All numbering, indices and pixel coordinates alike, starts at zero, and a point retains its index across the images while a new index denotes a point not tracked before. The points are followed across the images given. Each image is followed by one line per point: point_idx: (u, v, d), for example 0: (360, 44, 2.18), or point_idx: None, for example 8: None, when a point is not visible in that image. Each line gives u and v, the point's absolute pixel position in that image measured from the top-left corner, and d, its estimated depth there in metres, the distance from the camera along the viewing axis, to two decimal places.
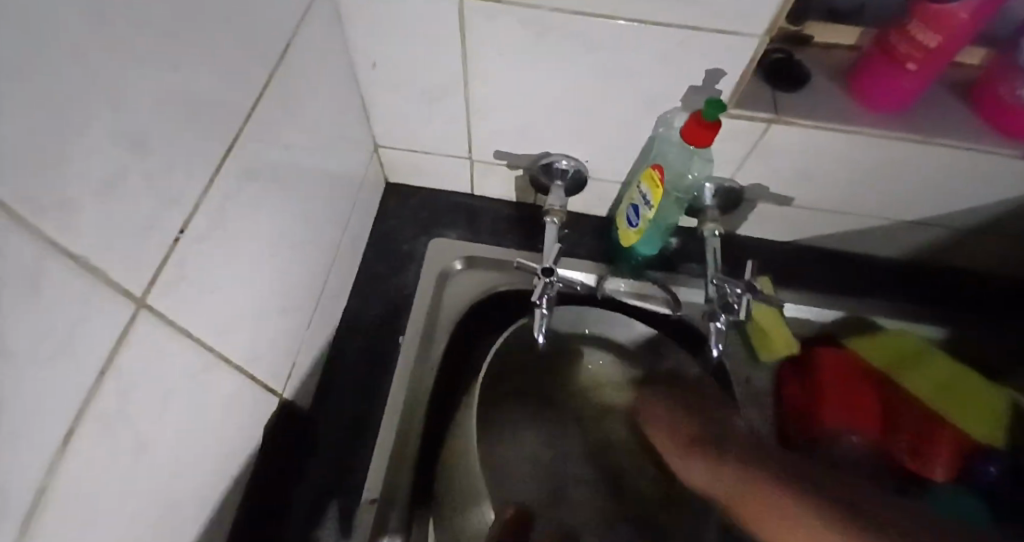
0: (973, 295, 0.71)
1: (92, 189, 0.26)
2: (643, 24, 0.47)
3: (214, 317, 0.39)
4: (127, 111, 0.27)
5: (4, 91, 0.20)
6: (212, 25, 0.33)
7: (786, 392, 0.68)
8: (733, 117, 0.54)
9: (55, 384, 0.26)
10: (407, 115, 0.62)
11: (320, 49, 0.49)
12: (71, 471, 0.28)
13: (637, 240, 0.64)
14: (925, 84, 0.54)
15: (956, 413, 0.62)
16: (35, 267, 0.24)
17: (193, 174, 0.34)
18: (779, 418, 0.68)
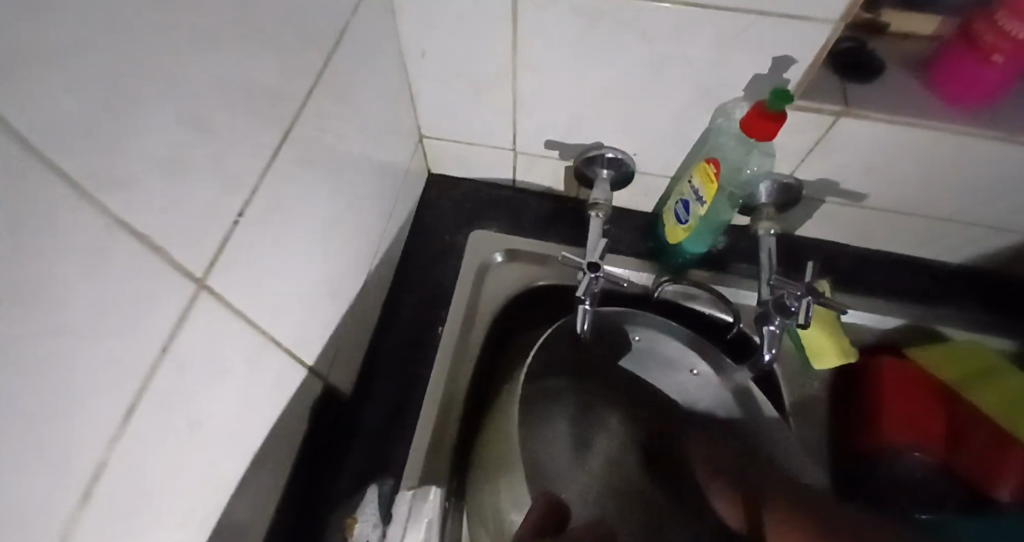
0: None
1: (157, 172, 0.27)
2: (704, 11, 0.45)
3: (265, 301, 0.40)
4: (192, 97, 0.28)
5: (76, 73, 0.21)
6: (271, 13, 0.34)
7: (844, 400, 0.64)
8: (799, 109, 0.51)
9: (118, 361, 0.27)
10: (454, 105, 0.62)
11: (372, 38, 0.49)
12: (130, 444, 0.29)
13: (685, 237, 0.62)
14: (1015, 77, 0.49)
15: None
16: (104, 246, 0.25)
17: (251, 161, 0.35)
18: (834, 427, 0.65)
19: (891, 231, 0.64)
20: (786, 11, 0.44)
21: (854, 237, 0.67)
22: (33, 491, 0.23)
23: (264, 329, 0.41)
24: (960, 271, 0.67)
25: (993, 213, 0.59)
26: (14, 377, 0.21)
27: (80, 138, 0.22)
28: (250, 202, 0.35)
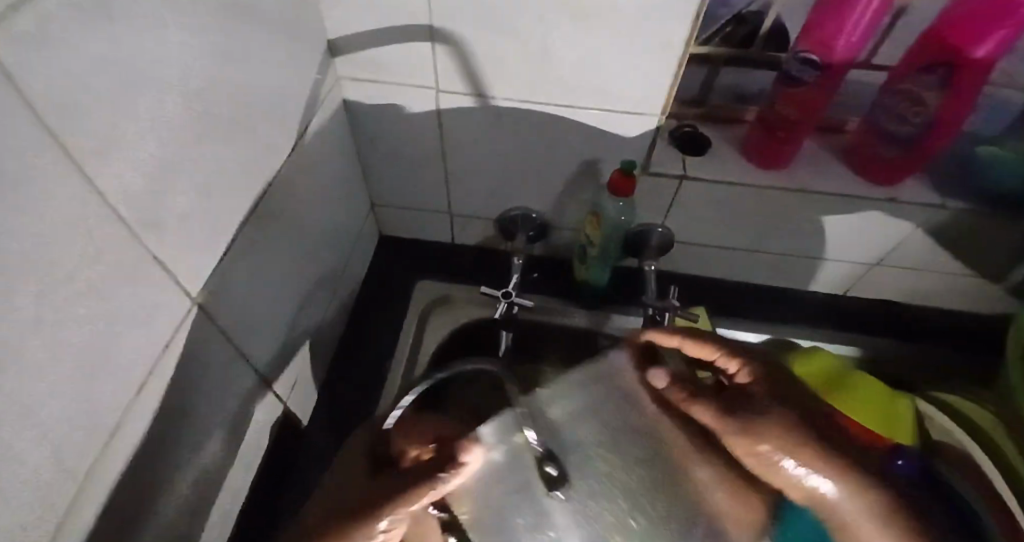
0: (884, 319, 0.84)
1: (174, 218, 0.41)
2: (568, 107, 0.64)
3: (240, 323, 0.53)
4: (199, 171, 0.43)
5: (125, 153, 0.35)
6: (253, 118, 0.50)
7: None
8: (651, 175, 0.70)
9: (138, 348, 0.39)
10: (397, 179, 0.79)
11: (328, 131, 0.65)
12: (140, 413, 0.41)
13: (587, 273, 0.79)
14: (799, 146, 0.69)
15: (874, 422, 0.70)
16: (139, 264, 0.38)
17: (234, 217, 0.49)
18: None
19: (748, 266, 0.84)
20: (621, 106, 0.63)
21: (726, 273, 0.86)
22: (77, 429, 0.35)
23: (238, 346, 0.53)
24: (809, 295, 0.86)
25: (813, 245, 0.78)
26: (85, 340, 0.34)
27: (128, 194, 0.36)
28: (230, 245, 0.49)
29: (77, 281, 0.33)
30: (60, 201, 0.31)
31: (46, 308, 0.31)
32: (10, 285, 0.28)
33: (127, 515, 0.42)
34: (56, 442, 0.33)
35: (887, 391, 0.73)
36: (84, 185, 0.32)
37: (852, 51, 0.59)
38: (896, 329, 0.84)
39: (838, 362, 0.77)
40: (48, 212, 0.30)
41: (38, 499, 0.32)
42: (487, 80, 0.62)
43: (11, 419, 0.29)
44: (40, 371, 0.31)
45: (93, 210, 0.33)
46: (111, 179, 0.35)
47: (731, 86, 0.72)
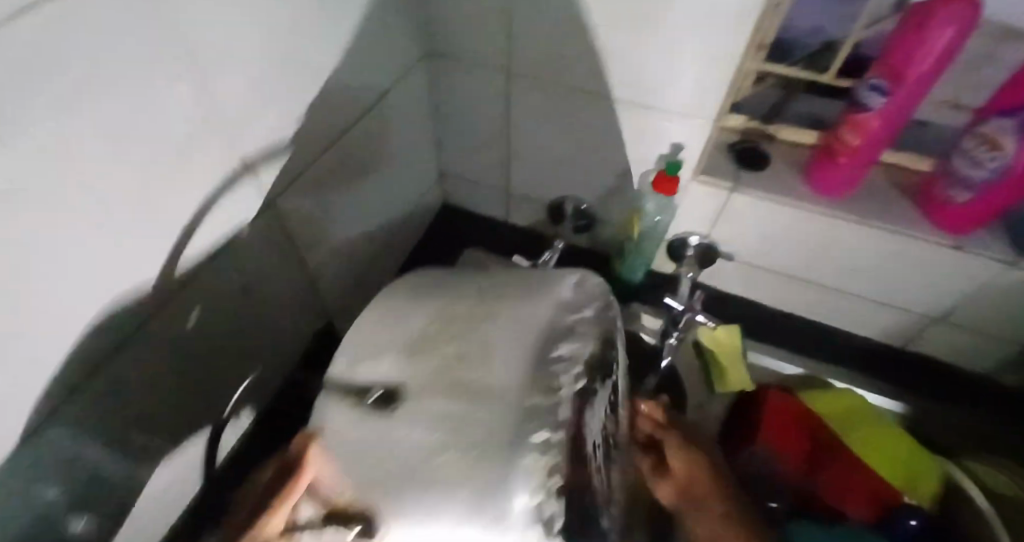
0: (931, 381, 0.80)
1: (267, 135, 0.50)
2: (626, 103, 0.67)
3: (300, 235, 0.63)
4: (294, 101, 0.52)
5: (243, 73, 0.44)
6: (346, 70, 0.59)
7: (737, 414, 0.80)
8: (699, 182, 0.71)
9: (209, 231, 0.49)
10: (466, 152, 0.87)
11: (408, 95, 0.74)
12: (200, 280, 0.51)
13: (623, 267, 0.85)
14: (862, 175, 0.66)
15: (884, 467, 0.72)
16: (230, 163, 0.47)
17: (313, 147, 0.58)
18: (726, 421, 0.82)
19: (794, 298, 0.83)
20: (679, 111, 0.65)
21: (767, 299, 0.85)
22: (144, 278, 0.44)
23: (295, 256, 0.64)
24: (853, 341, 0.84)
25: (860, 286, 0.76)
26: (171, 209, 0.43)
27: (238, 106, 0.45)
28: (307, 170, 0.59)
29: (181, 163, 0.42)
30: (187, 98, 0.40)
31: (145, 177, 0.39)
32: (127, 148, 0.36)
33: (169, 358, 0.51)
34: (128, 281, 0.42)
35: (908, 442, 0.73)
36: (197, 91, 0.40)
37: (924, 81, 0.57)
38: (946, 395, 0.79)
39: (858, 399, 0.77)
40: (167, 107, 0.38)
41: (104, 318, 0.42)
42: (555, 69, 0.67)
43: (104, 248, 0.39)
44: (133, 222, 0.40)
45: (206, 112, 0.42)
46: (222, 93, 0.43)
47: (805, 112, 0.73)
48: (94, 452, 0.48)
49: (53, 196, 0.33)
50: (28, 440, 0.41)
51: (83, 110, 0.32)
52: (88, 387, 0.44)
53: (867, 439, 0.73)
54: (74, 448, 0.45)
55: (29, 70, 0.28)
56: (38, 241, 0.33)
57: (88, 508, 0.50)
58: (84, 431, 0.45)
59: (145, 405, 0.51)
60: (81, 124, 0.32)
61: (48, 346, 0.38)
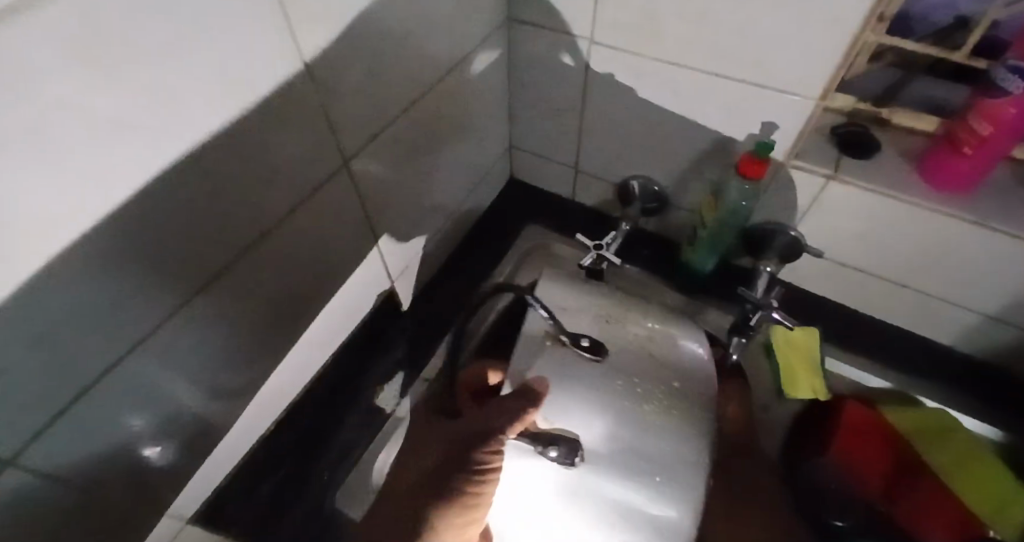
0: None
1: (343, 89, 0.50)
2: (716, 77, 0.62)
3: (374, 198, 0.63)
4: (372, 56, 0.51)
5: (322, 22, 0.43)
6: (426, 28, 0.57)
7: (807, 419, 0.79)
8: (792, 168, 0.65)
9: (284, 184, 0.49)
10: (538, 125, 0.84)
11: (485, 61, 0.72)
12: (276, 233, 0.51)
13: (693, 255, 0.81)
14: (987, 170, 0.58)
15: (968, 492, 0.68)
16: (306, 115, 0.47)
17: (389, 107, 0.58)
18: (795, 429, 0.80)
19: (884, 304, 0.75)
20: (777, 86, 0.59)
21: (855, 302, 0.78)
22: (221, 225, 0.45)
23: (367, 219, 0.64)
24: (957, 357, 0.74)
25: (969, 297, 0.67)
26: (245, 157, 0.43)
27: (316, 57, 0.45)
28: (381, 130, 0.58)
29: (255, 110, 0.42)
30: (263, 41, 0.39)
31: (235, 123, 0.41)
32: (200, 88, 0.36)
33: (247, 309, 0.53)
34: (205, 227, 0.43)
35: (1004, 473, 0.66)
36: (286, 39, 0.41)
37: None
38: None
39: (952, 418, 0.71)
40: (255, 56, 0.39)
41: (183, 263, 0.43)
42: (643, 38, 0.63)
43: (182, 190, 0.39)
44: (206, 168, 0.40)
45: (282, 60, 0.42)
46: (310, 44, 0.43)
47: (926, 95, 0.65)
48: (176, 389, 0.50)
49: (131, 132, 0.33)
50: (115, 370, 0.42)
51: (178, 52, 0.34)
52: (169, 330, 0.45)
53: (950, 466, 0.69)
54: (157, 383, 0.47)
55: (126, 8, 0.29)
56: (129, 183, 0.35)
57: (170, 442, 0.52)
58: (168, 367, 0.47)
59: (225, 352, 0.53)
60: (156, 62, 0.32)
61: (132, 285, 0.39)
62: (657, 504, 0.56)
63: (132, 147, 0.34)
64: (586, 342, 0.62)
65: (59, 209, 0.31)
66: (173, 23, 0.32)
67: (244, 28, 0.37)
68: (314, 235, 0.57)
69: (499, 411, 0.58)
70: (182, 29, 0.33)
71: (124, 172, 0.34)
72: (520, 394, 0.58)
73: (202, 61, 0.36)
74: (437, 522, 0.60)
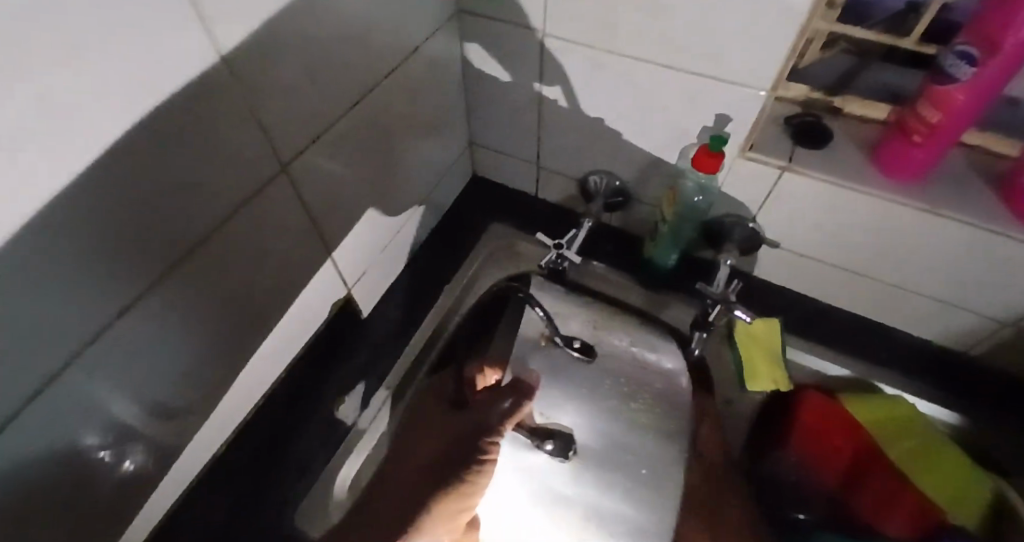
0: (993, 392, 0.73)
1: (277, 92, 0.48)
2: (670, 69, 0.61)
3: (322, 203, 0.61)
4: (309, 57, 0.49)
5: (248, 23, 0.41)
6: (368, 26, 0.55)
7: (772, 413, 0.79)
8: (747, 160, 0.65)
9: (219, 192, 0.47)
10: (497, 121, 0.82)
11: (437, 56, 0.70)
12: (214, 244, 0.49)
13: (655, 250, 0.80)
14: (939, 158, 0.58)
15: (923, 478, 0.69)
16: (237, 120, 0.45)
17: (332, 109, 0.56)
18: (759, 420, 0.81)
19: (843, 293, 0.76)
20: (730, 78, 0.58)
21: (815, 292, 0.78)
22: (151, 240, 0.43)
23: (317, 224, 0.62)
24: (913, 344, 0.76)
25: (925, 284, 0.68)
26: (171, 167, 0.41)
27: (243, 60, 0.43)
28: (326, 133, 0.56)
29: (177, 117, 0.40)
30: (180, 46, 0.37)
31: (156, 130, 0.38)
32: (109, 98, 0.34)
33: (189, 323, 0.51)
34: (131, 243, 0.41)
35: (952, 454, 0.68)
36: (207, 38, 0.39)
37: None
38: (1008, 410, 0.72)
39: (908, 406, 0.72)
40: (173, 59, 0.37)
41: (111, 282, 0.41)
42: (595, 30, 0.61)
43: (103, 206, 0.37)
44: (128, 182, 0.38)
45: (203, 64, 0.39)
46: (237, 43, 0.41)
47: (880, 83, 0.65)
48: (112, 411, 0.47)
49: (33, 149, 0.31)
50: (40, 396, 0.40)
51: (80, 57, 0.31)
52: (102, 351, 0.43)
53: (906, 454, 0.70)
54: (91, 406, 0.45)
55: (13, 10, 0.27)
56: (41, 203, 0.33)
57: (113, 465, 0.50)
58: (102, 390, 0.45)
59: (168, 369, 0.51)
60: (55, 72, 0.30)
61: (53, 307, 0.37)
62: (631, 512, 0.60)
63: (37, 163, 0.32)
64: (578, 343, 0.68)
65: None
66: (72, 25, 0.30)
67: (155, 28, 0.35)
68: (258, 243, 0.55)
69: (496, 405, 0.61)
70: (83, 33, 0.31)
71: (31, 190, 0.32)
72: (513, 393, 0.62)
73: (111, 66, 0.33)
74: (424, 525, 0.53)
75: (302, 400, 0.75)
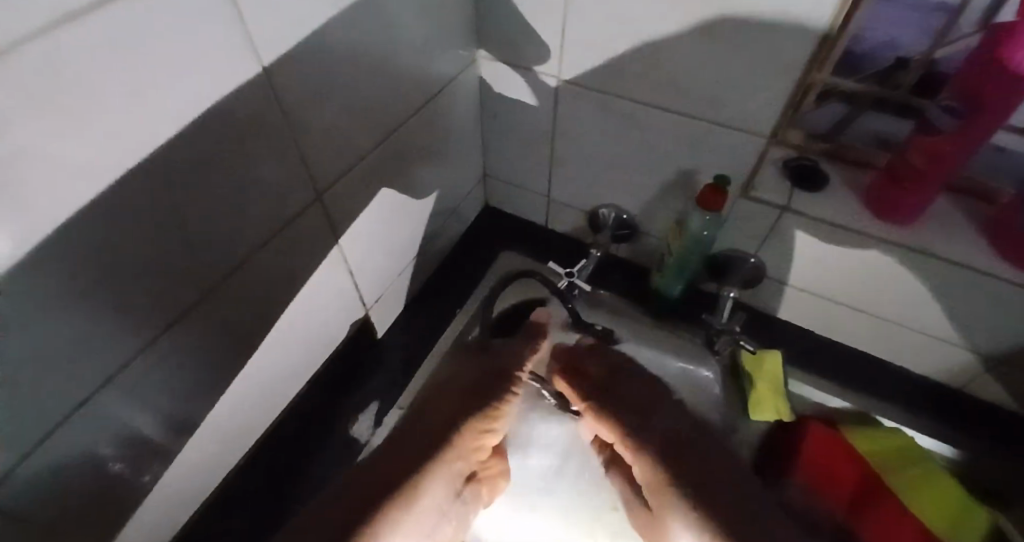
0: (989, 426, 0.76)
1: (315, 128, 0.52)
2: (674, 115, 0.66)
3: (350, 230, 0.65)
4: (344, 95, 0.53)
5: (293, 68, 0.46)
6: (398, 69, 0.60)
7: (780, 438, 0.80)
8: (749, 199, 0.69)
9: (262, 219, 0.51)
10: (510, 156, 0.87)
11: (458, 95, 0.75)
12: (251, 267, 0.53)
13: (661, 281, 0.84)
14: (927, 201, 0.62)
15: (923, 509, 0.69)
16: (276, 153, 0.49)
17: (363, 142, 0.60)
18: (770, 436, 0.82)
19: (842, 327, 0.79)
20: (728, 124, 0.63)
21: (815, 325, 0.82)
22: (196, 262, 0.46)
23: (344, 250, 0.66)
24: (907, 377, 0.79)
25: (920, 320, 0.71)
26: (218, 197, 0.45)
27: (286, 98, 0.47)
28: (356, 165, 0.60)
29: (227, 152, 0.44)
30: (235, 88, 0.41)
31: (204, 160, 0.42)
32: (174, 137, 0.38)
33: (220, 342, 0.54)
34: (177, 264, 0.45)
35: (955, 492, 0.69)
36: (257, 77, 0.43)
37: (1001, 105, 0.51)
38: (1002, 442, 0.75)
39: (912, 442, 0.73)
40: (228, 100, 0.41)
41: (156, 300, 0.44)
42: (603, 78, 0.66)
43: (158, 232, 0.41)
44: (180, 212, 0.42)
45: (252, 104, 0.44)
46: (281, 83, 0.45)
47: (874, 130, 0.69)
48: (146, 421, 0.50)
49: (107, 184, 0.35)
50: (84, 406, 0.43)
51: (145, 97, 0.35)
52: (141, 363, 0.46)
53: (913, 489, 0.70)
54: (129, 417, 0.48)
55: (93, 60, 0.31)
56: (108, 228, 0.37)
57: (140, 475, 0.53)
58: (139, 400, 0.48)
59: (200, 384, 0.54)
60: (132, 114, 0.34)
61: (105, 323, 0.41)
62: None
63: (112, 193, 0.36)
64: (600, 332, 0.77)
65: (17, 253, 0.32)
66: (144, 72, 0.34)
67: (212, 70, 0.38)
68: (289, 266, 0.58)
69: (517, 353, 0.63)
70: (145, 74, 0.34)
71: (101, 218, 0.36)
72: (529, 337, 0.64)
73: (168, 103, 0.36)
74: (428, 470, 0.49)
75: (317, 419, 0.78)
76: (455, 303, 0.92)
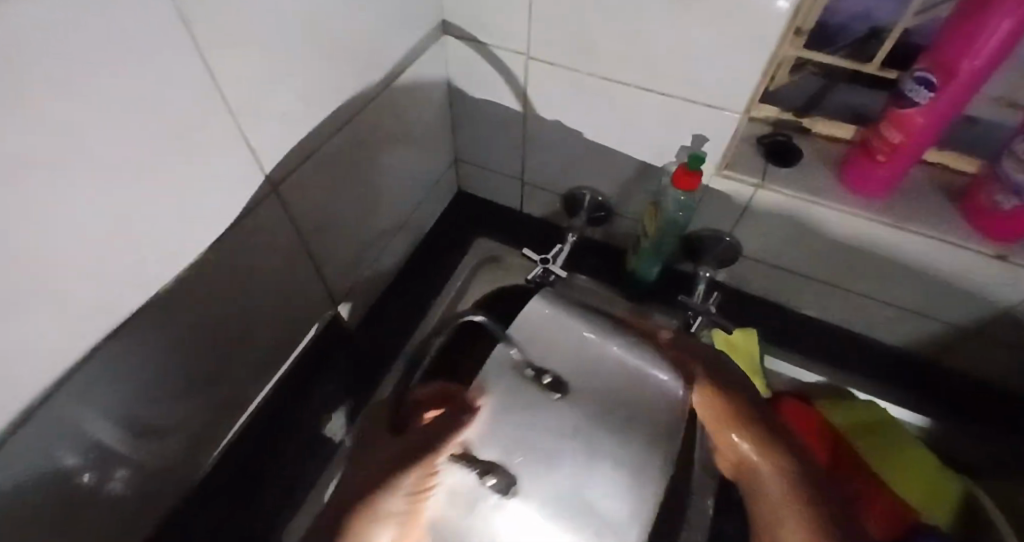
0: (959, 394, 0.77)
1: (272, 118, 0.48)
2: (650, 92, 0.63)
3: (313, 220, 0.62)
4: (303, 82, 0.50)
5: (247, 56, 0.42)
6: (361, 52, 0.56)
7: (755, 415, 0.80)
8: (725, 178, 0.67)
9: (219, 215, 0.48)
10: (482, 138, 0.84)
11: (426, 76, 0.71)
12: (207, 263, 0.50)
13: (637, 263, 0.83)
14: (901, 175, 0.61)
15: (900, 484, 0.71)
16: (231, 147, 0.45)
17: (324, 130, 0.57)
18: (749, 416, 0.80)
19: (817, 303, 0.79)
20: (706, 100, 0.61)
21: (791, 301, 0.82)
22: (149, 264, 0.43)
23: (307, 241, 0.63)
24: (881, 349, 0.80)
25: (897, 294, 0.71)
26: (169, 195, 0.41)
27: (240, 89, 0.43)
28: (317, 153, 0.57)
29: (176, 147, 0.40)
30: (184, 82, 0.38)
31: (155, 153, 0.38)
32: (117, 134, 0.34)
33: (179, 342, 0.51)
34: (126, 268, 0.41)
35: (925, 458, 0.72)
36: (205, 64, 0.39)
37: (976, 76, 0.50)
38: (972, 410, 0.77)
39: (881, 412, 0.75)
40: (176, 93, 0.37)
41: (105, 306, 0.41)
42: (577, 54, 0.63)
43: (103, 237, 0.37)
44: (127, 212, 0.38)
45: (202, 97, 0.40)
46: (234, 72, 0.42)
47: (847, 103, 0.68)
48: (105, 427, 0.47)
49: (43, 189, 0.31)
50: (30, 422, 0.39)
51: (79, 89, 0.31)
52: (92, 371, 0.42)
53: (883, 462, 0.72)
54: (83, 427, 0.45)
55: (23, 53, 0.27)
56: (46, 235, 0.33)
57: (100, 484, 0.50)
58: (94, 408, 0.45)
59: (159, 386, 0.51)
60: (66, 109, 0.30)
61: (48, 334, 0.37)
62: None
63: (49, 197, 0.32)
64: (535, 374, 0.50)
65: None
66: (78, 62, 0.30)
67: (157, 60, 0.35)
68: (250, 261, 0.55)
69: None
70: (83, 67, 0.30)
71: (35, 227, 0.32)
72: None
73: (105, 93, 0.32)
74: None
75: (288, 417, 0.75)
76: (429, 290, 0.90)
